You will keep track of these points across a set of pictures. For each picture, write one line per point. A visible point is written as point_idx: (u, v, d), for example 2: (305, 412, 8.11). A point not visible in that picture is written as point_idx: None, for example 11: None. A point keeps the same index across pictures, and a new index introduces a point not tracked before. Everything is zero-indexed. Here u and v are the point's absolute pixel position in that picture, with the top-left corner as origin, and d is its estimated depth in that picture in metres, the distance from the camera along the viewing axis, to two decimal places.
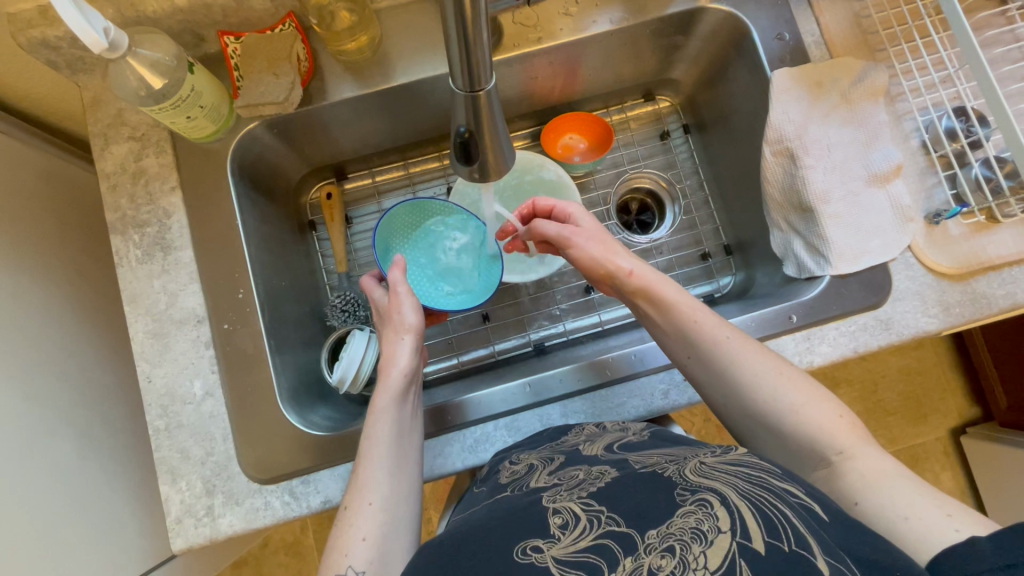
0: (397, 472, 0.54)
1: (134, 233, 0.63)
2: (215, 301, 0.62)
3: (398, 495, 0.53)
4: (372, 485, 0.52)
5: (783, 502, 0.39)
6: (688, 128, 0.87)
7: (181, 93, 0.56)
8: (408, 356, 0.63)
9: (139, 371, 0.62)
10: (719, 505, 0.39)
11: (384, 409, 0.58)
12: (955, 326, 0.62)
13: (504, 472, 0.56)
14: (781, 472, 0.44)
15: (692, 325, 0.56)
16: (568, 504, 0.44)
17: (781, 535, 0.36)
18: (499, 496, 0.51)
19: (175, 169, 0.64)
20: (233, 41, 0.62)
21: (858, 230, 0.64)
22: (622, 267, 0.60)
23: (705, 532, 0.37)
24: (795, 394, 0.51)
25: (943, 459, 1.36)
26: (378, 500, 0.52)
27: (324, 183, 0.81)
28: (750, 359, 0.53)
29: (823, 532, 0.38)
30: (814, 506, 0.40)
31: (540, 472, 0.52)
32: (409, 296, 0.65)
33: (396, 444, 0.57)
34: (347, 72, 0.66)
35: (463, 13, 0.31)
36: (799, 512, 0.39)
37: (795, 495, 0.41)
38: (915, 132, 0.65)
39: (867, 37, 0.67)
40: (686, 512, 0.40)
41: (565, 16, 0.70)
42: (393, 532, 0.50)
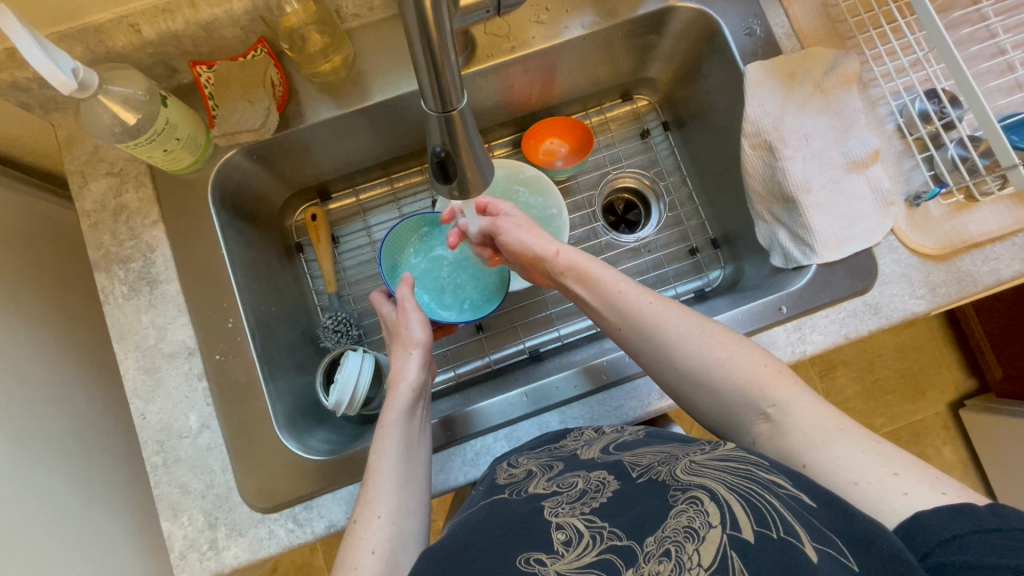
0: (405, 485, 0.54)
1: (118, 269, 0.63)
2: (205, 331, 0.62)
3: (407, 507, 0.53)
4: (381, 497, 0.52)
5: (771, 493, 0.39)
6: (668, 125, 0.88)
7: (156, 127, 0.55)
8: (416, 371, 0.64)
9: (133, 408, 0.61)
10: (709, 500, 0.39)
11: (394, 422, 0.59)
12: (943, 305, 0.62)
13: (500, 473, 0.57)
14: (769, 465, 0.44)
15: (618, 296, 0.59)
16: (572, 518, 0.44)
17: (770, 524, 0.37)
18: (496, 497, 0.51)
19: (156, 202, 0.64)
20: (206, 71, 0.61)
21: (841, 218, 0.64)
22: (548, 250, 0.64)
23: (697, 529, 0.38)
24: (718, 349, 0.53)
25: (944, 433, 1.37)
26: (387, 513, 0.51)
27: (309, 205, 0.81)
28: (717, 346, 0.53)
29: (811, 517, 0.38)
30: (802, 495, 0.41)
31: (539, 479, 0.52)
32: (416, 310, 0.67)
33: (406, 456, 0.57)
34: (323, 93, 0.66)
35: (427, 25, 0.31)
36: (787, 500, 0.39)
37: (783, 486, 0.41)
38: (890, 116, 0.65)
39: (836, 25, 0.67)
40: (678, 511, 0.40)
41: (536, 24, 0.70)
42: (401, 543, 0.50)
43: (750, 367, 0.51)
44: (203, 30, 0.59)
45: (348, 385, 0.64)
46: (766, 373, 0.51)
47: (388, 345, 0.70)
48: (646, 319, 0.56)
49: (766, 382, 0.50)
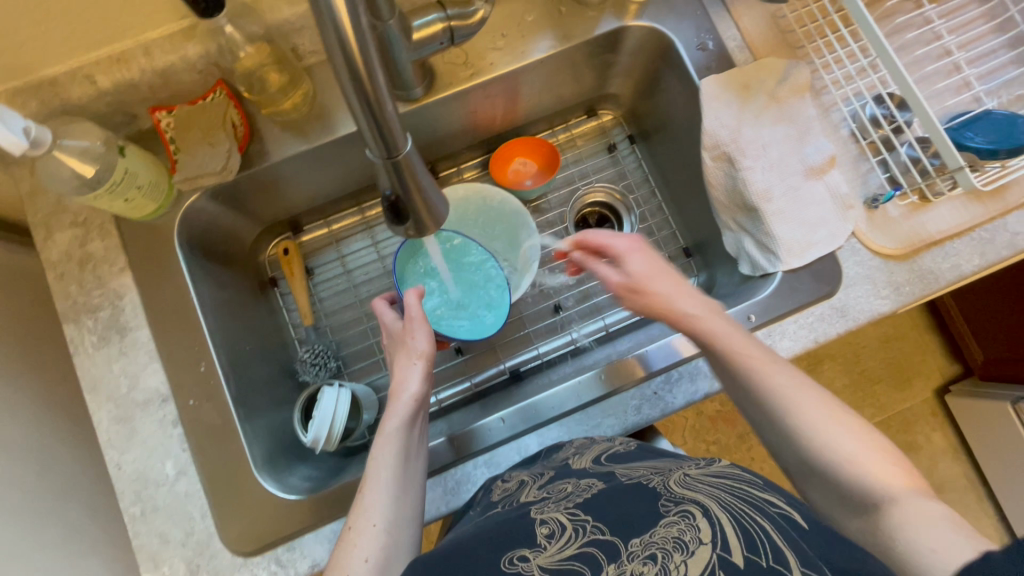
0: (401, 494, 0.53)
1: (87, 319, 0.63)
2: (178, 377, 0.62)
3: (402, 515, 0.52)
4: (377, 505, 0.51)
5: (762, 515, 0.41)
6: (634, 138, 0.89)
7: (115, 177, 0.55)
8: (418, 382, 0.61)
9: (109, 459, 0.60)
10: (701, 515, 0.41)
11: (394, 432, 0.57)
12: (908, 304, 0.63)
13: (495, 490, 0.57)
14: (762, 485, 0.47)
15: (753, 370, 0.50)
16: (556, 514, 0.46)
17: (760, 551, 0.37)
18: (491, 510, 0.52)
19: (122, 249, 0.64)
20: (165, 115, 0.62)
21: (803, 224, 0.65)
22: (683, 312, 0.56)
23: (687, 542, 0.39)
24: (852, 442, 0.44)
25: (932, 420, 1.39)
26: (382, 522, 0.50)
27: (281, 239, 0.81)
28: (848, 443, 0.44)
29: (799, 537, 0.39)
30: (794, 514, 0.42)
31: (529, 488, 0.54)
32: (421, 321, 0.64)
33: (404, 466, 0.55)
34: (286, 131, 0.66)
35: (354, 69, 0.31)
36: (778, 521, 0.41)
37: (776, 506, 0.43)
38: (843, 122, 0.67)
39: (786, 35, 0.69)
40: (669, 521, 0.41)
41: (494, 50, 0.71)
42: (395, 553, 0.49)
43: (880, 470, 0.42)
44: (159, 76, 0.59)
45: (327, 417, 0.64)
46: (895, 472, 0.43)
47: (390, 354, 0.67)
48: (769, 390, 0.48)
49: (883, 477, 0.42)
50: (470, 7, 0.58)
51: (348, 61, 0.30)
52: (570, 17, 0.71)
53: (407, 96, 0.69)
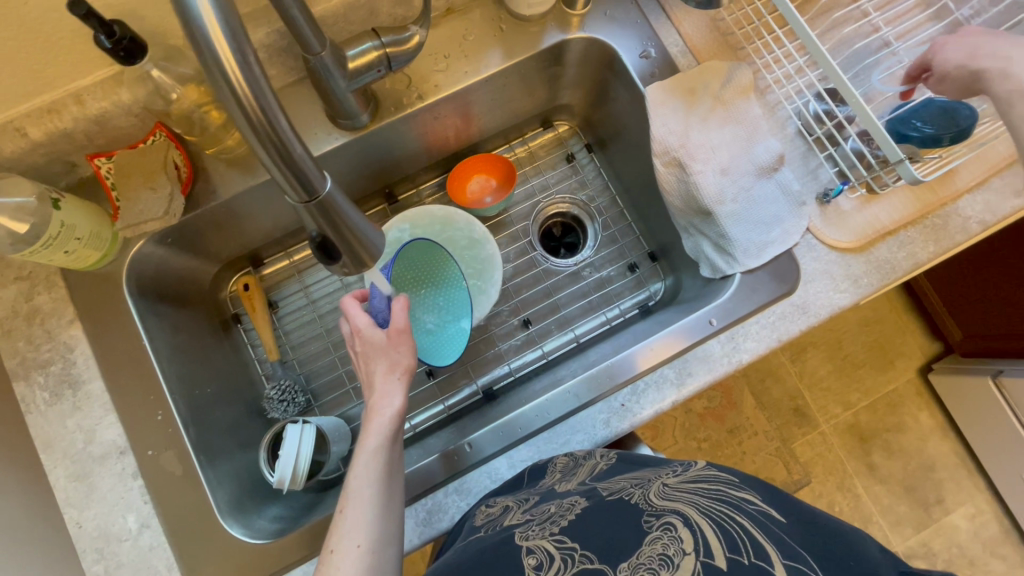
0: (385, 512, 0.49)
1: (37, 375, 0.61)
2: (136, 427, 0.60)
3: (386, 535, 0.48)
4: (360, 524, 0.47)
5: (741, 514, 0.42)
6: (591, 147, 0.89)
7: (51, 232, 0.54)
8: (402, 397, 0.55)
9: (68, 518, 0.59)
10: (682, 526, 0.41)
11: (377, 449, 0.52)
12: (866, 295, 0.64)
13: (478, 515, 0.56)
14: (738, 481, 0.49)
15: None
16: (542, 541, 0.45)
17: (741, 550, 0.39)
18: (473, 537, 0.51)
19: (70, 300, 0.62)
20: (105, 161, 0.60)
21: (999, 37, 0.50)
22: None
23: (672, 557, 0.39)
24: None
25: (919, 399, 1.39)
26: (366, 541, 0.46)
27: (241, 274, 0.80)
28: None
29: (778, 529, 0.41)
30: (772, 510, 0.44)
31: (514, 512, 0.52)
32: (406, 334, 0.57)
33: (388, 485, 0.51)
34: (231, 168, 0.65)
35: (251, 113, 0.30)
36: (756, 516, 0.43)
37: (753, 502, 0.45)
38: (790, 120, 0.67)
39: (726, 38, 0.69)
40: (653, 537, 0.41)
41: (438, 72, 0.71)
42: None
43: None
44: (94, 123, 0.58)
45: (293, 452, 0.62)
46: None
47: (358, 361, 0.59)
48: None
49: None
50: (404, 32, 0.58)
51: (249, 122, 0.30)
52: (512, 35, 0.71)
53: (353, 124, 0.68)
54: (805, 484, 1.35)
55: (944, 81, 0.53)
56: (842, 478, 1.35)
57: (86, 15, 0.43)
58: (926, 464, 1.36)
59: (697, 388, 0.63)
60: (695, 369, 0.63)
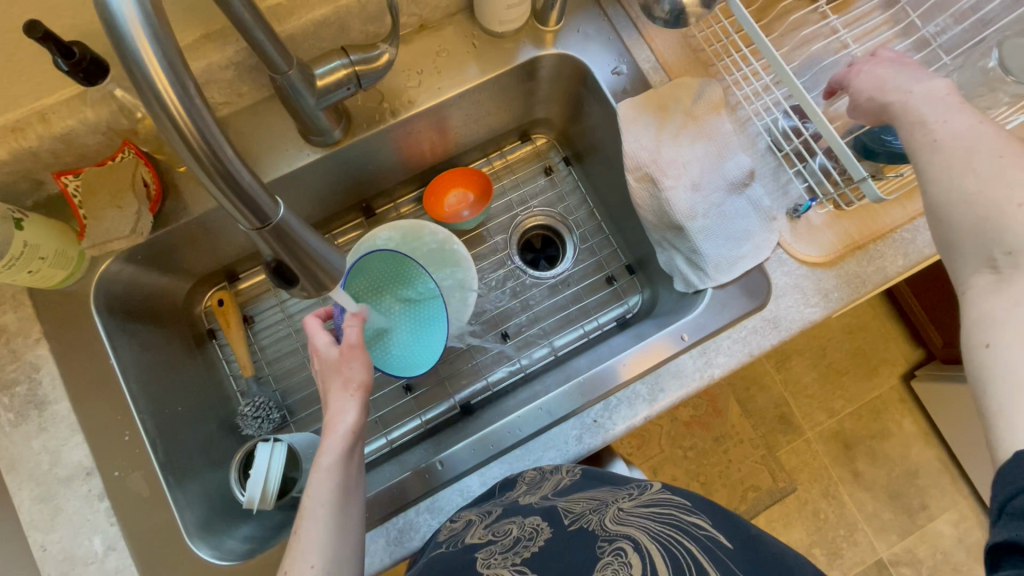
0: (340, 534, 0.49)
1: (2, 395, 0.60)
2: (102, 448, 0.59)
3: (342, 556, 0.48)
4: (315, 546, 0.47)
5: (688, 539, 0.44)
6: (569, 160, 0.89)
7: (13, 251, 0.54)
8: (357, 413, 0.55)
9: (33, 541, 0.58)
10: (632, 551, 0.43)
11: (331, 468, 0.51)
12: (837, 309, 0.64)
13: (442, 530, 0.57)
14: (690, 506, 0.50)
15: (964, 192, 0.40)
16: (502, 571, 0.46)
17: (686, 570, 0.40)
18: (433, 554, 0.52)
19: (37, 319, 0.61)
20: (72, 180, 0.60)
21: (903, 71, 0.51)
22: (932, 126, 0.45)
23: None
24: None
25: (902, 406, 1.40)
26: (321, 563, 0.47)
27: (216, 289, 0.80)
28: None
29: (723, 555, 0.42)
30: (721, 536, 0.45)
31: (477, 527, 0.54)
32: (359, 350, 0.57)
33: (343, 504, 0.51)
34: (201, 185, 0.64)
35: (193, 145, 0.30)
36: (704, 542, 0.44)
37: (703, 528, 0.46)
38: (759, 136, 0.67)
39: (697, 54, 0.70)
40: (604, 563, 0.43)
41: (412, 87, 0.71)
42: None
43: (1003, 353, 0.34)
44: (59, 142, 0.57)
45: (262, 471, 0.62)
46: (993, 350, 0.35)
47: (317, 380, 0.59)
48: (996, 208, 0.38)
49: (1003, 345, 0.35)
50: (374, 50, 0.58)
51: (191, 151, 0.30)
52: (486, 51, 0.72)
53: (326, 141, 0.68)
54: (790, 491, 1.35)
55: (856, 108, 0.53)
56: (828, 485, 1.36)
57: (43, 37, 0.43)
58: (910, 470, 1.37)
59: (670, 404, 0.63)
60: (667, 384, 0.63)
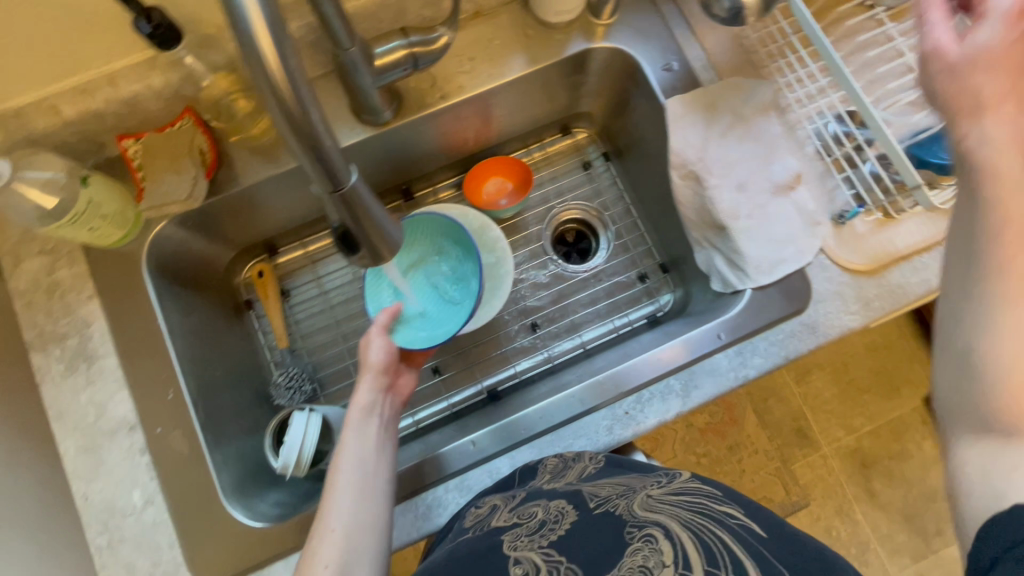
0: (361, 498, 0.51)
1: (54, 347, 0.62)
2: (146, 404, 0.61)
3: (363, 519, 0.50)
4: (334, 509, 0.50)
5: (720, 527, 0.44)
6: (608, 155, 0.89)
7: (78, 208, 0.56)
8: (373, 388, 0.60)
9: (75, 489, 0.60)
10: (663, 539, 0.43)
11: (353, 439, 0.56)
12: (878, 319, 0.64)
13: (468, 516, 0.56)
14: (722, 496, 0.50)
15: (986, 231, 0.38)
16: (530, 553, 0.47)
17: (719, 563, 0.40)
18: (460, 538, 0.52)
19: (90, 277, 0.64)
20: (133, 143, 0.62)
21: None
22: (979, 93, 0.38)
23: (651, 569, 0.40)
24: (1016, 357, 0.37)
25: (923, 428, 1.38)
26: (340, 523, 0.49)
27: (257, 261, 0.81)
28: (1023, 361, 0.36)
29: (756, 543, 0.42)
30: (753, 525, 0.45)
31: (501, 511, 0.53)
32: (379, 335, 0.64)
33: (364, 471, 0.54)
34: (254, 156, 0.66)
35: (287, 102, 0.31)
36: (736, 533, 0.43)
37: (735, 517, 0.46)
38: (810, 140, 0.66)
39: (750, 54, 0.70)
40: (633, 549, 0.43)
41: (462, 73, 0.72)
42: (358, 560, 0.47)
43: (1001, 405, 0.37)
44: (124, 106, 0.59)
45: (297, 439, 0.63)
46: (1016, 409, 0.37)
47: None
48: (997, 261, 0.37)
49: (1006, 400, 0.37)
50: (433, 33, 0.59)
51: (282, 109, 0.31)
52: (537, 41, 0.72)
53: (375, 120, 0.70)
54: (802, 506, 1.34)
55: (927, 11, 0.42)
56: (841, 503, 1.34)
57: None
58: (929, 494, 1.35)
59: (702, 402, 0.63)
60: (701, 382, 0.63)
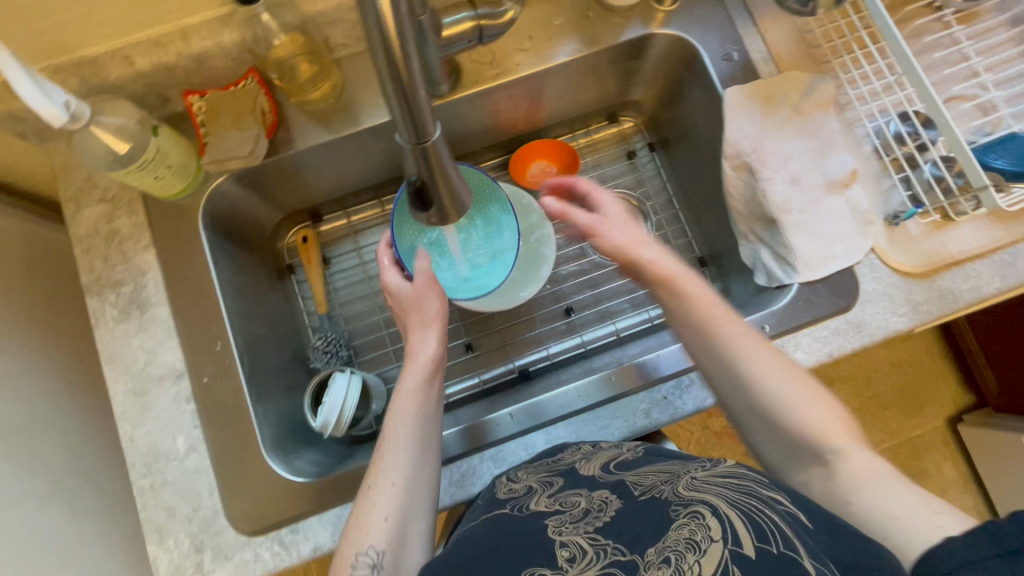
0: (419, 456, 0.53)
1: (109, 293, 0.64)
2: (194, 354, 0.63)
3: (421, 476, 0.52)
4: (395, 465, 0.51)
5: (772, 510, 0.41)
6: (654, 146, 0.89)
7: (147, 155, 0.57)
8: (435, 344, 0.59)
9: (122, 431, 0.62)
10: (710, 515, 0.41)
11: (412, 394, 0.56)
12: (925, 323, 0.63)
13: (500, 487, 0.58)
14: (769, 482, 0.46)
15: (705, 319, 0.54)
16: (575, 537, 0.45)
17: (770, 539, 0.38)
18: (498, 511, 0.52)
19: (148, 227, 0.65)
20: (198, 100, 0.63)
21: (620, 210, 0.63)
22: (644, 256, 0.58)
23: (698, 542, 0.39)
24: (808, 410, 0.49)
25: (944, 449, 1.35)
26: (401, 480, 0.50)
27: (300, 227, 0.82)
28: (819, 418, 0.49)
29: (806, 532, 0.40)
30: (800, 513, 0.42)
31: (540, 495, 0.53)
32: (432, 285, 0.61)
33: (423, 428, 0.55)
34: (312, 120, 0.67)
35: (394, 52, 0.32)
36: (786, 516, 0.41)
37: (783, 503, 0.43)
38: (866, 138, 0.66)
39: (812, 50, 0.69)
40: (680, 524, 0.42)
41: (520, 52, 0.72)
42: (413, 513, 0.50)
43: (813, 420, 0.49)
44: (194, 61, 0.61)
45: (338, 399, 0.65)
46: (829, 424, 0.49)
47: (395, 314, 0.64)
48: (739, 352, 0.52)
49: (808, 418, 0.49)
50: (500, 7, 0.59)
51: (389, 57, 0.32)
52: (597, 23, 0.72)
53: (433, 92, 0.70)
54: None
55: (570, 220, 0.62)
56: None
57: None
58: None
59: None
60: None
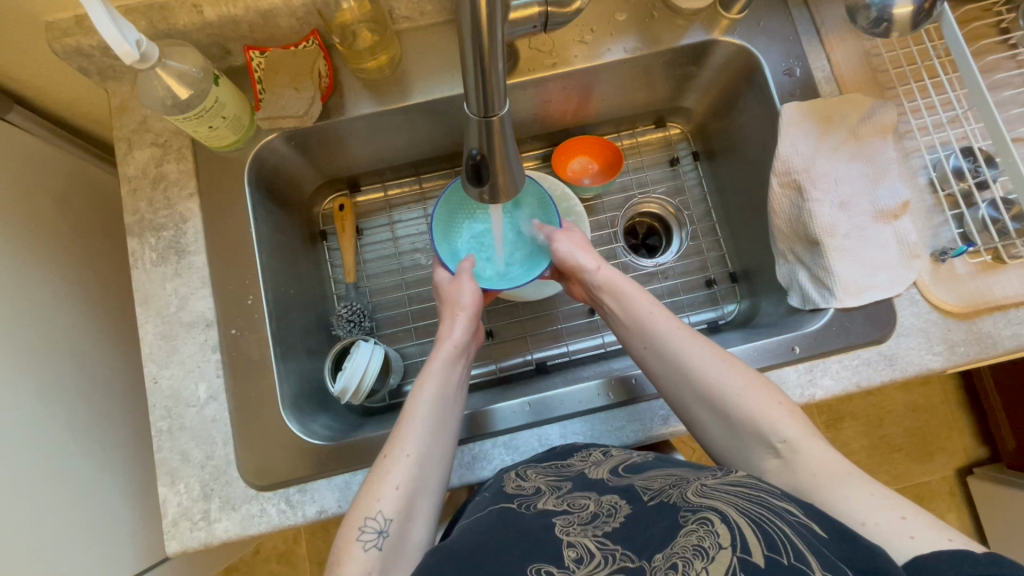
0: (435, 432, 0.54)
1: (150, 236, 0.65)
2: (225, 305, 0.64)
3: (433, 456, 0.53)
4: (411, 438, 0.52)
5: (783, 520, 0.39)
6: (698, 155, 0.88)
7: (205, 104, 0.58)
8: (463, 331, 0.63)
9: (146, 372, 0.63)
10: (719, 522, 0.40)
11: (434, 372, 0.58)
12: (959, 365, 0.61)
13: (508, 482, 0.56)
14: (782, 493, 0.44)
15: (648, 321, 0.61)
16: (583, 538, 0.44)
17: (781, 550, 0.36)
18: (503, 506, 0.51)
19: (194, 175, 0.66)
20: (258, 56, 0.63)
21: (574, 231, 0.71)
22: (590, 265, 0.66)
23: (707, 549, 0.38)
24: (752, 400, 0.53)
25: (950, 499, 1.33)
26: (415, 453, 0.51)
27: (337, 195, 0.82)
28: (758, 401, 0.53)
29: (821, 545, 0.38)
30: (813, 524, 0.40)
31: (549, 496, 0.52)
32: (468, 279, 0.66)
33: (442, 407, 0.56)
34: (365, 89, 0.68)
35: (478, 20, 0.32)
36: (798, 528, 0.39)
37: (796, 513, 0.41)
38: (923, 169, 0.65)
39: (877, 74, 0.68)
40: (688, 531, 0.41)
41: (579, 44, 0.71)
42: (421, 492, 0.50)
43: (759, 406, 0.52)
44: (260, 17, 0.61)
45: (360, 366, 0.66)
46: (779, 408, 0.52)
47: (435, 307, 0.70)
48: (674, 353, 0.58)
49: (752, 407, 0.52)
50: None
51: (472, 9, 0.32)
52: (661, 24, 0.71)
53: None
54: None
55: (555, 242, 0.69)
56: None
57: None
58: None
59: None
60: None
